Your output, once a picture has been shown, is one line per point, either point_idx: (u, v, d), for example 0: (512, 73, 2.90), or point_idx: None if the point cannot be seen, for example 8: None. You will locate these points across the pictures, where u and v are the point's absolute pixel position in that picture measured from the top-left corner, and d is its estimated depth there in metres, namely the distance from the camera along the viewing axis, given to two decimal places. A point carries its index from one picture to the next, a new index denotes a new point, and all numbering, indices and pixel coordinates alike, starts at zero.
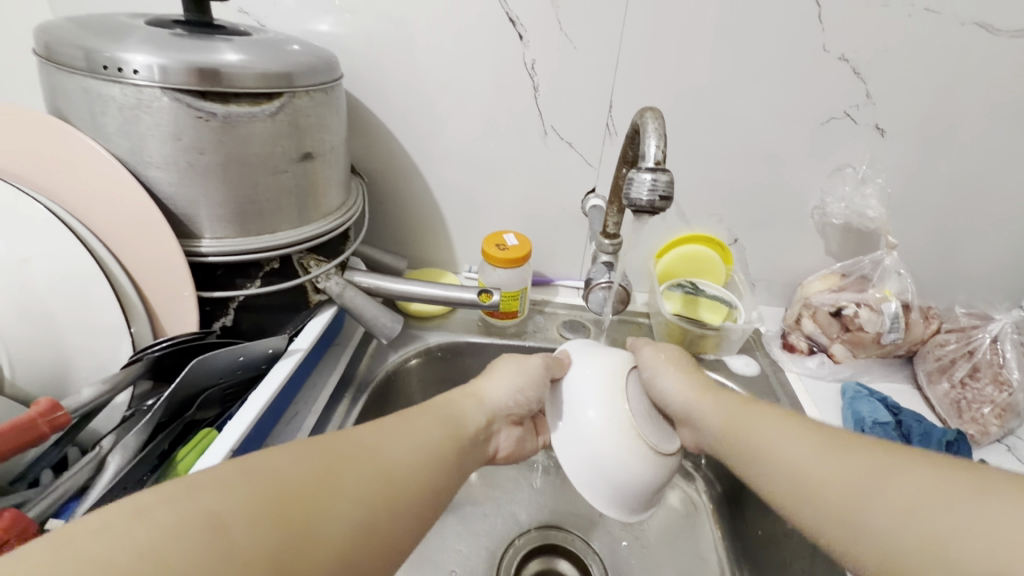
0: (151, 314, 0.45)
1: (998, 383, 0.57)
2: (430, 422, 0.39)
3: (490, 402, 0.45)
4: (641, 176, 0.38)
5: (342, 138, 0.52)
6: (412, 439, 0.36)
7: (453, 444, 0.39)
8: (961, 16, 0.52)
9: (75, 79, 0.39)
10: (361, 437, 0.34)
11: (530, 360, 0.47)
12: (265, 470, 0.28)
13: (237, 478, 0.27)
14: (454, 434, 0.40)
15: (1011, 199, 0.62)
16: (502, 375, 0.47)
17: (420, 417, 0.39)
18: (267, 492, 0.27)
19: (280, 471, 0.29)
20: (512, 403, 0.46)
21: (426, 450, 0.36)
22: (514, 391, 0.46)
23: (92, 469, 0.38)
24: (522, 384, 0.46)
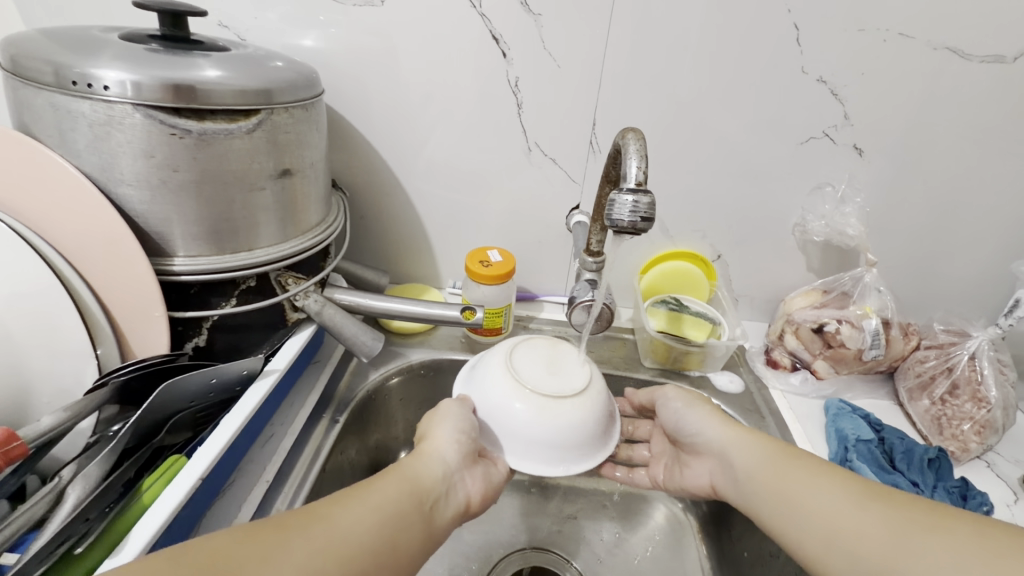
0: (119, 337, 0.43)
1: (977, 400, 0.58)
2: (380, 486, 0.36)
3: (438, 450, 0.41)
4: (623, 197, 0.38)
5: (323, 153, 0.51)
6: (364, 502, 0.35)
7: (415, 501, 0.37)
8: (934, 41, 0.54)
9: (43, 95, 0.38)
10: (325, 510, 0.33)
11: (442, 407, 0.45)
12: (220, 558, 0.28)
13: (191, 569, 0.27)
14: (406, 490, 0.37)
15: (986, 217, 0.63)
16: (436, 424, 0.43)
17: (370, 482, 0.36)
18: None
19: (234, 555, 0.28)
20: (461, 442, 0.42)
21: (383, 513, 0.35)
22: (457, 433, 0.43)
23: (50, 502, 0.36)
24: (462, 421, 0.43)
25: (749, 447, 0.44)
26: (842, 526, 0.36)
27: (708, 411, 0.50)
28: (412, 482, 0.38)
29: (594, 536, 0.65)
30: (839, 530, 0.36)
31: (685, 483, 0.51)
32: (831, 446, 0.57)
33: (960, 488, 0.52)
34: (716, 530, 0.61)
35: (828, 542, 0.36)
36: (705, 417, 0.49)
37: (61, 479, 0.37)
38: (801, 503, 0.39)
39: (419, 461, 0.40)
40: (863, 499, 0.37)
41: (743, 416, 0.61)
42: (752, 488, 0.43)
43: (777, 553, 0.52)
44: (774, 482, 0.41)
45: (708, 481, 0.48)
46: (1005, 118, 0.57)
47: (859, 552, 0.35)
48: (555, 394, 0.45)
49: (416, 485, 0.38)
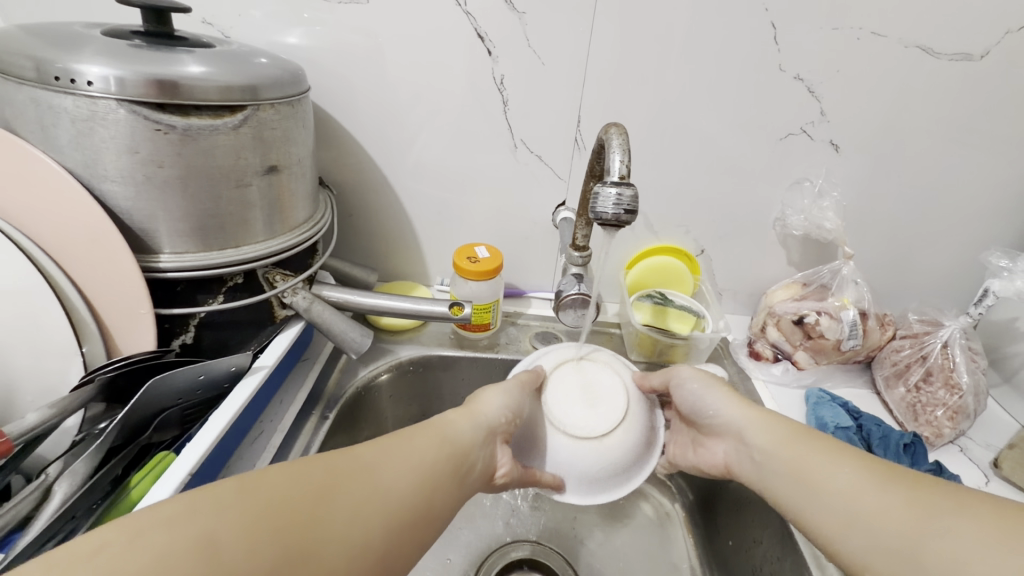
0: (105, 334, 0.43)
1: (949, 387, 0.60)
2: (424, 441, 0.38)
3: (485, 418, 0.44)
4: (606, 190, 0.39)
5: (310, 150, 0.51)
6: (402, 457, 0.36)
7: (452, 463, 0.38)
8: (905, 39, 0.56)
9: (25, 90, 0.38)
10: (358, 456, 0.34)
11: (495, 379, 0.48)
12: (259, 490, 0.28)
13: (230, 505, 0.27)
14: (449, 447, 0.39)
15: (957, 210, 0.65)
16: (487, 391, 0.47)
17: (415, 438, 0.38)
18: (262, 512, 0.27)
19: (273, 489, 0.29)
20: (506, 415, 0.45)
21: (423, 470, 0.36)
22: (505, 403, 0.45)
23: (36, 499, 0.36)
24: (512, 395, 0.46)
25: (769, 432, 0.45)
26: (863, 509, 0.36)
27: (732, 397, 0.50)
28: (457, 443, 0.40)
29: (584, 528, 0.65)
30: (859, 511, 0.37)
31: (701, 462, 0.53)
32: None
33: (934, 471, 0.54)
34: (703, 518, 0.63)
35: (849, 523, 0.37)
36: (719, 395, 0.50)
37: (46, 477, 0.37)
38: (824, 486, 0.39)
39: (465, 421, 0.43)
40: (882, 480, 0.37)
41: None
42: (774, 473, 0.43)
43: (760, 539, 0.53)
44: (797, 463, 0.42)
45: (722, 459, 0.50)
46: (973, 115, 0.59)
47: (877, 533, 0.35)
48: (589, 434, 0.46)
49: (462, 444, 0.40)
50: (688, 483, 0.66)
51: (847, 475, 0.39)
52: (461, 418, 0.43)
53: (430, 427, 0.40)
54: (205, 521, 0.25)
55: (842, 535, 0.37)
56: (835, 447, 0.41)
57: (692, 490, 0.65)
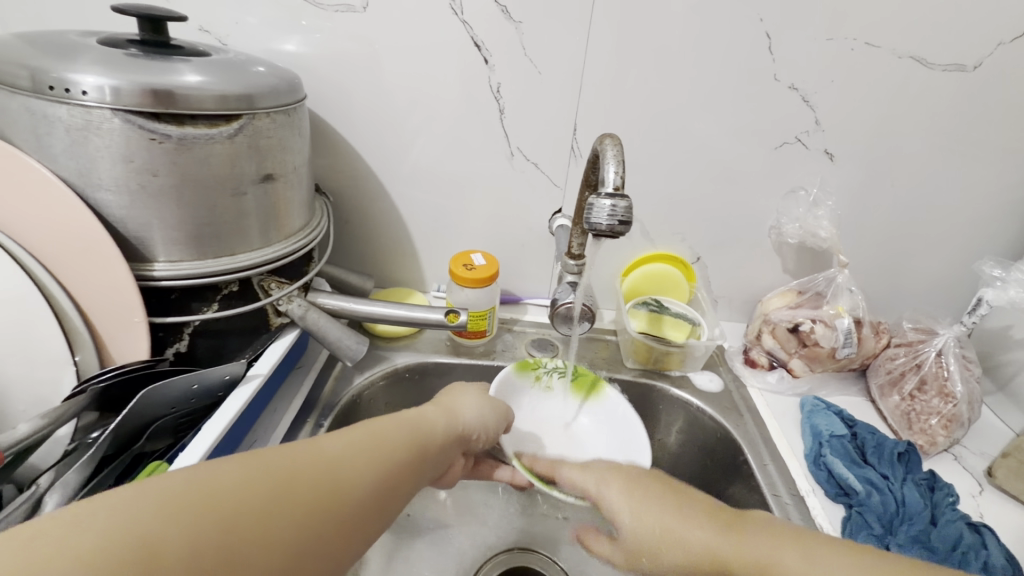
0: (98, 343, 0.43)
1: (944, 395, 0.60)
2: (396, 428, 0.36)
3: (461, 426, 0.44)
4: (601, 201, 0.39)
5: (306, 157, 0.51)
6: (376, 449, 0.33)
7: (419, 453, 0.36)
8: (899, 50, 0.56)
9: (19, 99, 0.38)
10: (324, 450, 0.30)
11: (471, 391, 0.49)
12: (202, 487, 0.24)
13: (171, 498, 0.23)
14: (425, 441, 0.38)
15: (950, 219, 0.66)
16: (470, 399, 0.47)
17: (382, 427, 0.35)
18: (198, 507, 0.24)
19: (218, 483, 0.25)
20: (479, 428, 0.46)
21: (390, 464, 0.33)
22: (480, 418, 0.46)
23: (28, 509, 0.36)
24: (490, 416, 0.47)
25: (688, 518, 0.35)
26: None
27: (630, 481, 0.41)
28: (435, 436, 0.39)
29: (580, 536, 0.65)
30: None
31: None
32: (806, 443, 0.58)
33: (928, 480, 0.54)
34: None
35: None
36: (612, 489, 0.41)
37: (38, 488, 0.37)
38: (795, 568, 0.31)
39: (441, 417, 0.42)
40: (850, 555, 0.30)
41: (722, 414, 0.62)
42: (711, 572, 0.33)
43: None
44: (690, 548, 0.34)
45: None
46: (967, 125, 0.60)
47: None
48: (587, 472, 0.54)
49: (434, 437, 0.39)
50: None
51: (825, 567, 0.30)
52: (440, 415, 0.42)
53: (411, 420, 0.39)
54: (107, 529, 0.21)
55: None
56: (678, 512, 0.36)
57: None
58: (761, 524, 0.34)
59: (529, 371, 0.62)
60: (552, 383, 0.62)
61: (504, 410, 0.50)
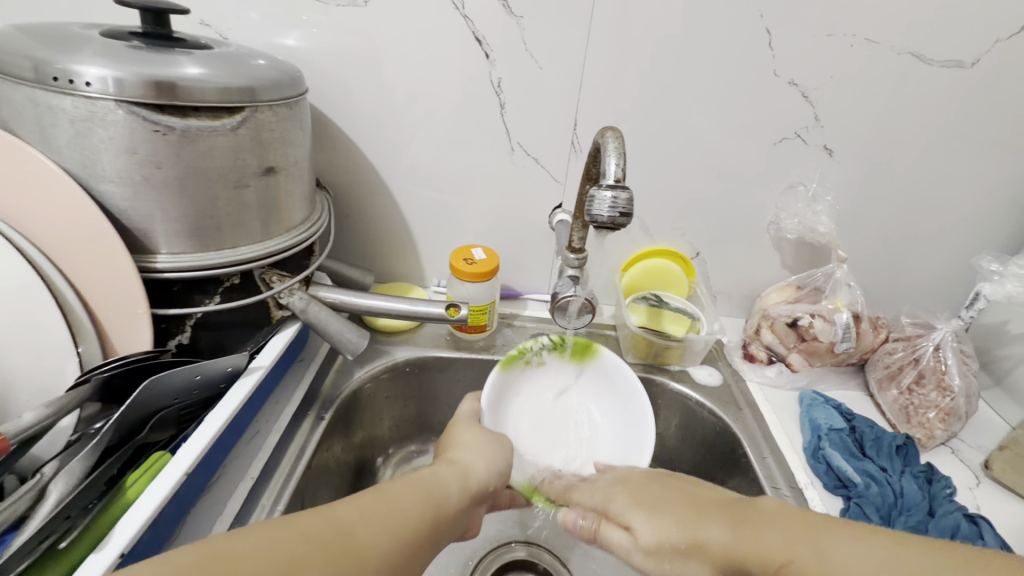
0: (101, 334, 0.43)
1: (941, 389, 0.60)
2: (411, 494, 0.37)
3: (473, 480, 0.43)
4: (602, 193, 0.39)
5: (307, 151, 0.52)
6: (388, 514, 0.34)
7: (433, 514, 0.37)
8: (897, 46, 0.56)
9: (23, 90, 0.38)
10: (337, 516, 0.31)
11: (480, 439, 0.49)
12: (223, 553, 0.26)
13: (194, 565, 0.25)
14: (440, 505, 0.38)
15: (948, 215, 0.66)
16: (481, 450, 0.47)
17: (396, 494, 0.36)
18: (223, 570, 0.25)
19: (238, 548, 0.26)
20: (488, 481, 0.45)
21: (405, 531, 0.34)
22: (492, 472, 0.46)
23: (33, 497, 0.36)
24: (496, 461, 0.47)
25: (683, 515, 0.36)
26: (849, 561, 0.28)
27: (627, 488, 0.44)
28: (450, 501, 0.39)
29: None
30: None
31: None
32: (805, 436, 0.59)
33: (926, 472, 0.54)
34: None
35: None
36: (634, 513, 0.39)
37: (42, 476, 0.37)
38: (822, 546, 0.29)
39: (456, 479, 0.42)
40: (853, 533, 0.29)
41: (721, 408, 0.63)
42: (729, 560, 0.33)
43: None
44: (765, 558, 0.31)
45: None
46: (965, 121, 0.60)
47: None
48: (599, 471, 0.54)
49: (449, 504, 0.39)
50: None
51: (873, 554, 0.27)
52: (455, 479, 0.42)
53: (426, 483, 0.39)
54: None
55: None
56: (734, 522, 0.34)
57: None
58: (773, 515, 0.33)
59: (516, 361, 0.59)
60: (542, 361, 0.61)
61: (509, 446, 0.50)
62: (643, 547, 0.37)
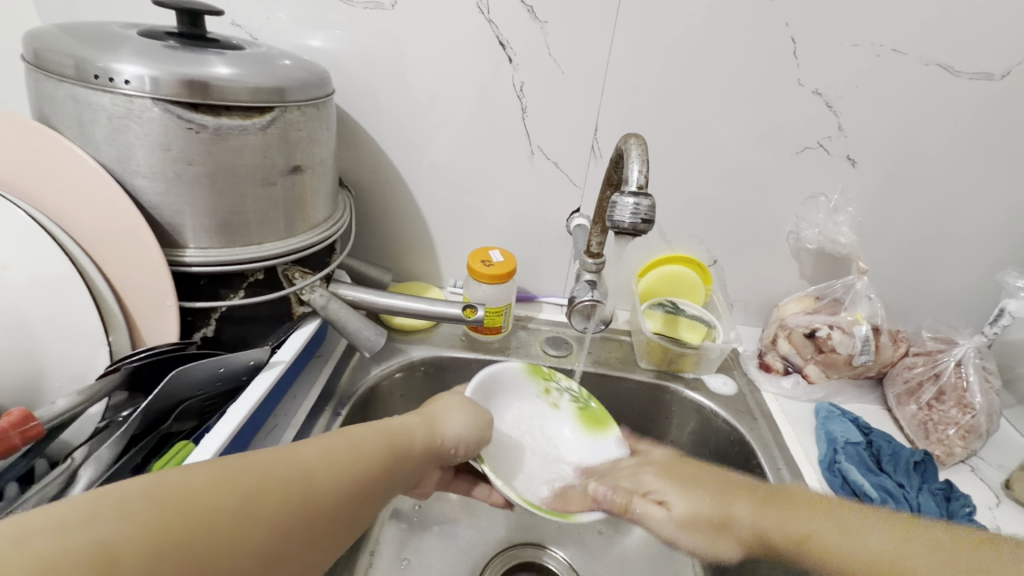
0: (130, 324, 0.44)
1: (962, 406, 0.59)
2: (370, 441, 0.37)
3: (444, 433, 0.46)
4: (624, 199, 0.40)
5: (332, 150, 0.53)
6: (347, 459, 0.34)
7: (391, 458, 0.38)
8: (926, 56, 0.56)
9: (65, 87, 0.39)
10: (297, 458, 0.31)
11: (453, 399, 0.50)
12: (174, 494, 0.25)
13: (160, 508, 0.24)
14: (392, 442, 0.39)
15: (972, 228, 0.65)
16: (458, 411, 0.49)
17: (355, 434, 0.37)
18: (173, 525, 0.23)
19: (191, 490, 0.25)
20: (461, 442, 0.47)
21: (351, 458, 0.34)
22: (465, 433, 0.48)
23: (63, 482, 0.37)
24: (474, 433, 0.48)
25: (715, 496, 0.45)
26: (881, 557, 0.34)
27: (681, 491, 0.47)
28: (405, 439, 0.41)
29: (589, 534, 0.66)
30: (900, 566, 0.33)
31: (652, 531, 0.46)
32: (821, 448, 0.58)
33: (944, 490, 0.54)
34: None
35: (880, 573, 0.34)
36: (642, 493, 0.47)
37: (73, 461, 0.39)
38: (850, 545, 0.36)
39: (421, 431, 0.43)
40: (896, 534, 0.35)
41: (736, 418, 0.62)
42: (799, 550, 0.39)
43: None
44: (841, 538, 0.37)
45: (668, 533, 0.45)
46: (994, 133, 0.59)
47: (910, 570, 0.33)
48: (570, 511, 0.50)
49: (406, 448, 0.40)
50: None
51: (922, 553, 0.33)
52: (421, 428, 0.44)
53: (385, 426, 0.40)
54: (103, 537, 0.21)
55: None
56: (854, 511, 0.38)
57: None
58: (801, 499, 0.42)
59: (540, 377, 0.61)
60: (558, 403, 0.61)
61: (489, 419, 0.52)
62: (677, 519, 0.45)
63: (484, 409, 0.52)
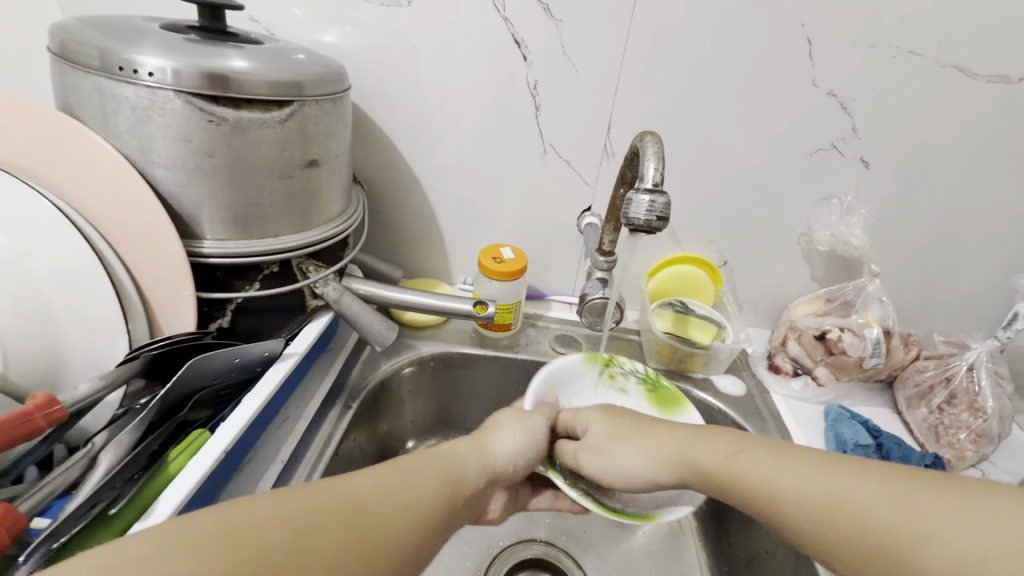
0: (149, 313, 0.45)
1: (973, 410, 0.59)
2: (427, 471, 0.38)
3: (498, 455, 0.45)
4: (640, 196, 0.40)
5: (347, 146, 0.53)
6: (404, 491, 0.34)
7: (449, 491, 0.38)
8: (942, 59, 0.56)
9: (90, 78, 0.40)
10: (355, 492, 0.32)
11: (508, 424, 0.49)
12: (242, 530, 0.26)
13: (225, 543, 0.25)
14: (447, 468, 0.39)
15: (986, 232, 0.65)
16: (511, 432, 0.48)
17: (413, 465, 0.37)
18: (240, 559, 0.25)
19: (258, 523, 0.27)
20: (514, 464, 0.46)
21: (410, 492, 0.35)
22: (517, 453, 0.46)
23: (84, 466, 0.38)
24: (526, 448, 0.47)
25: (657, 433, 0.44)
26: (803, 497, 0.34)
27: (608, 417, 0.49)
28: (459, 466, 0.41)
29: (596, 532, 0.66)
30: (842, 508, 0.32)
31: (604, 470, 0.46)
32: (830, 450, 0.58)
33: None
34: (715, 531, 0.62)
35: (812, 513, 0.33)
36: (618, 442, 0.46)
37: (93, 446, 0.39)
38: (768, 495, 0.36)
39: (477, 455, 0.43)
40: (800, 470, 0.35)
41: (745, 418, 0.62)
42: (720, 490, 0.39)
43: (774, 551, 0.53)
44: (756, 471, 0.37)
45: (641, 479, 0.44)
46: (1010, 138, 0.59)
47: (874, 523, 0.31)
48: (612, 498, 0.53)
49: (465, 479, 0.40)
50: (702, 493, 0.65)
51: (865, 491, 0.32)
52: (474, 453, 0.43)
53: (442, 454, 0.41)
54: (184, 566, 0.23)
55: (828, 543, 0.32)
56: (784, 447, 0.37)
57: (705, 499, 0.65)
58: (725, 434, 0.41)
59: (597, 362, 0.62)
60: (625, 385, 0.61)
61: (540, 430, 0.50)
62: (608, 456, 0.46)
63: (535, 417, 0.51)
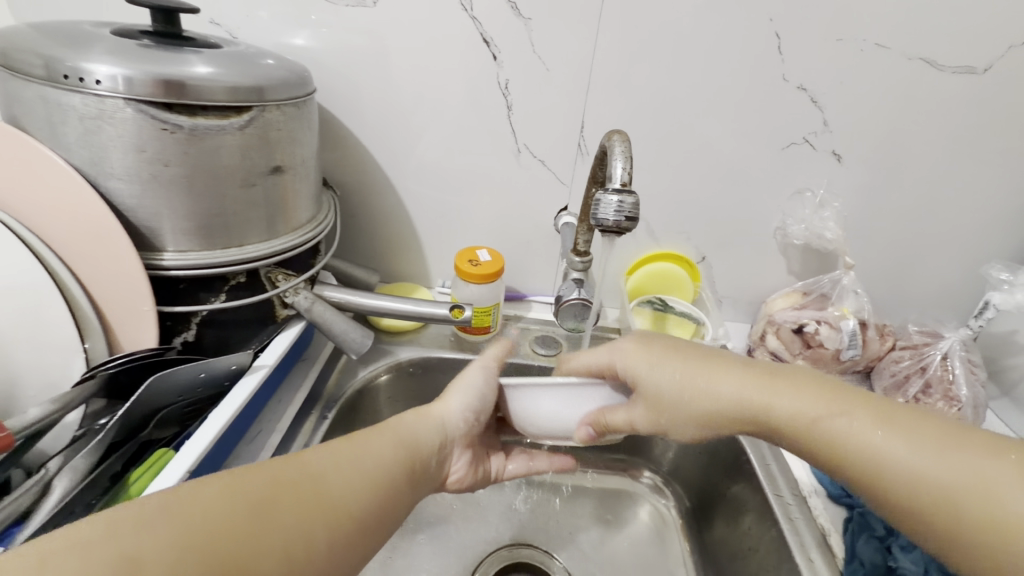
0: (107, 329, 0.43)
1: (948, 398, 0.60)
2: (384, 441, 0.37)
3: (445, 423, 0.43)
4: (608, 197, 0.39)
5: (314, 151, 0.52)
6: (358, 459, 0.34)
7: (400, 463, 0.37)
8: (908, 51, 0.56)
9: (33, 87, 0.38)
10: (307, 462, 0.32)
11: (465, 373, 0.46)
12: (187, 508, 0.26)
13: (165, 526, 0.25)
14: (402, 436, 0.39)
15: (956, 223, 0.66)
16: (465, 389, 0.45)
17: (370, 439, 0.37)
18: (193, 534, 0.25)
19: (204, 501, 0.27)
20: (465, 422, 0.44)
21: (371, 470, 0.34)
22: (465, 408, 0.44)
23: (36, 493, 0.36)
24: (477, 404, 0.44)
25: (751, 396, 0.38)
26: (939, 479, 0.31)
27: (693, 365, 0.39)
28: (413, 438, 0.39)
29: (581, 532, 0.65)
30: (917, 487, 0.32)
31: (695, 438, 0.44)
32: None
33: None
34: (698, 526, 0.63)
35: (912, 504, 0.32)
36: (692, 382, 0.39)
37: (47, 471, 0.38)
38: (864, 467, 0.33)
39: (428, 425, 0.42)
40: (914, 447, 0.33)
41: None
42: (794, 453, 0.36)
43: (756, 548, 0.53)
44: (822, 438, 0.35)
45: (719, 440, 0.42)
46: (976, 130, 0.60)
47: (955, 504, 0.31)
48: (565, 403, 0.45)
49: (417, 449, 0.39)
50: (686, 489, 0.67)
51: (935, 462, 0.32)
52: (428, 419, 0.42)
53: (390, 429, 0.39)
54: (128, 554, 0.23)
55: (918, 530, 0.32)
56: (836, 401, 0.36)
57: (689, 496, 0.66)
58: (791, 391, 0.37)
59: None
60: None
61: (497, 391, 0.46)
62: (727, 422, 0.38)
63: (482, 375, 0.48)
